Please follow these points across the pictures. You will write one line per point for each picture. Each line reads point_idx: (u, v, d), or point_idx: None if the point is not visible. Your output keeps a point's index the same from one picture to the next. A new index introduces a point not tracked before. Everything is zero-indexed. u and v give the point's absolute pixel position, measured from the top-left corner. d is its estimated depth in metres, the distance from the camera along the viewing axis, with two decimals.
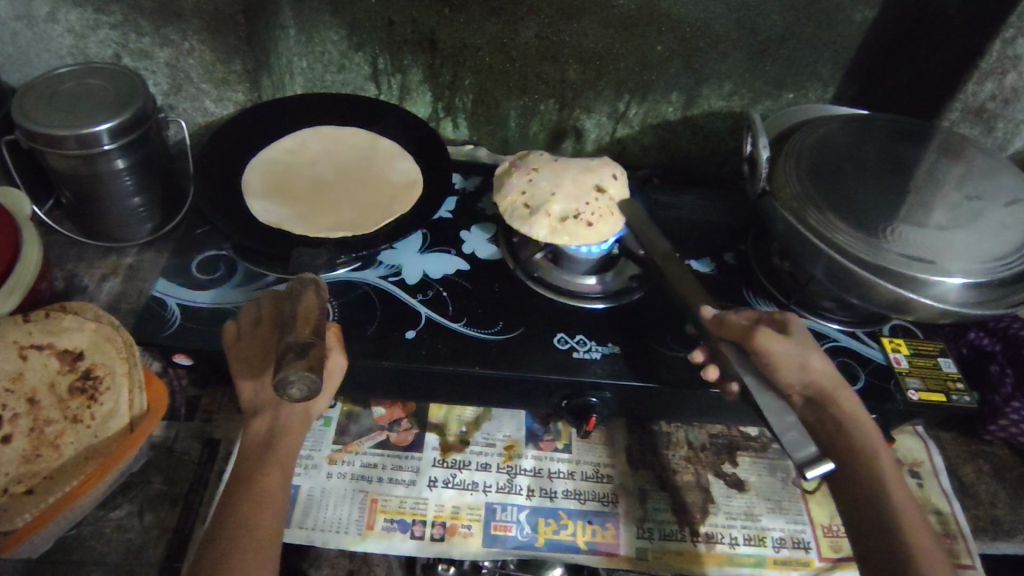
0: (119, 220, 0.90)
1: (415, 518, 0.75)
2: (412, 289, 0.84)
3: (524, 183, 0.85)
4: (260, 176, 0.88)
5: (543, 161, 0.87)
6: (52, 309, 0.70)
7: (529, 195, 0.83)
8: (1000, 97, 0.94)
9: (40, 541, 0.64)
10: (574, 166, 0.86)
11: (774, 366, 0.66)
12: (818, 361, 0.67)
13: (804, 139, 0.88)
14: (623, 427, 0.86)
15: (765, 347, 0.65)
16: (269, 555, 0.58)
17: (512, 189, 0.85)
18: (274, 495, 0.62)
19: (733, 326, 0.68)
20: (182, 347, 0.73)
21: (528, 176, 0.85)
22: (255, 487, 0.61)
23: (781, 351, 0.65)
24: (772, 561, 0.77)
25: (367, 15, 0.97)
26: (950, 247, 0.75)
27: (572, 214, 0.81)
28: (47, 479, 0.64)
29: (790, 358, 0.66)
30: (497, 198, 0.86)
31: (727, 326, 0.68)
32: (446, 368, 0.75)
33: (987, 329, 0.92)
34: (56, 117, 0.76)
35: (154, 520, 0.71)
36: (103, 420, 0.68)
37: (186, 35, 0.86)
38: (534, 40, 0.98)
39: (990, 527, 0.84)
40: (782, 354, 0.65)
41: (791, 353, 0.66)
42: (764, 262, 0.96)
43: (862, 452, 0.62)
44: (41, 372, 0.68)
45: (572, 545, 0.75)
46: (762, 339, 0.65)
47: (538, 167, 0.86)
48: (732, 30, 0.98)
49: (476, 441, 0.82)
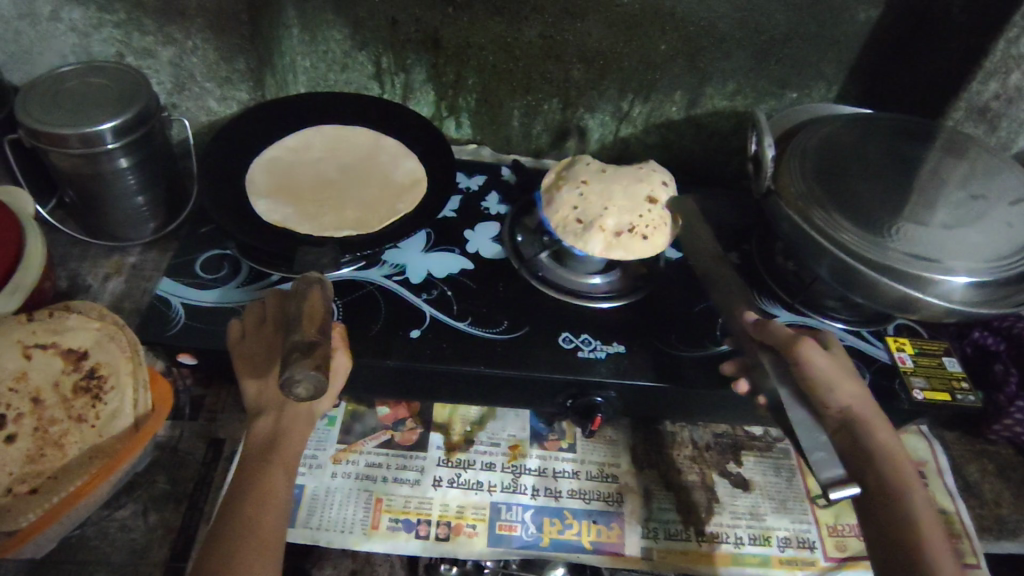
0: (123, 219, 0.89)
1: (420, 518, 0.75)
2: (416, 288, 0.84)
3: (575, 197, 0.81)
4: (265, 176, 0.88)
5: (590, 173, 0.84)
6: (56, 308, 0.70)
7: (582, 210, 0.80)
8: (1004, 97, 0.93)
9: (45, 541, 0.64)
10: (625, 177, 0.83)
11: (812, 381, 0.65)
12: (853, 384, 0.67)
13: (809, 138, 0.88)
14: (628, 427, 0.85)
15: (807, 357, 0.65)
16: (273, 557, 0.58)
17: (563, 204, 0.82)
18: (278, 496, 0.62)
19: (777, 334, 0.68)
20: (186, 347, 0.72)
21: (579, 189, 0.82)
22: (261, 487, 0.61)
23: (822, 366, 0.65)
24: (777, 561, 0.77)
25: (370, 14, 0.97)
26: (955, 246, 0.75)
27: (627, 228, 0.79)
28: (52, 478, 0.64)
29: (828, 372, 0.65)
30: (546, 213, 0.83)
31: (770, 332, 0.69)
32: (451, 367, 0.75)
33: (991, 328, 0.92)
34: (59, 116, 0.76)
35: (158, 520, 0.70)
36: (108, 419, 0.67)
37: (189, 34, 0.86)
38: (537, 39, 0.98)
39: (995, 526, 0.84)
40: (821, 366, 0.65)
41: (831, 369, 0.65)
42: (769, 262, 0.96)
43: (894, 482, 0.62)
44: (45, 371, 0.67)
45: (577, 544, 0.75)
46: (805, 347, 0.65)
47: (586, 179, 0.83)
48: (735, 29, 0.97)
49: (480, 441, 0.82)
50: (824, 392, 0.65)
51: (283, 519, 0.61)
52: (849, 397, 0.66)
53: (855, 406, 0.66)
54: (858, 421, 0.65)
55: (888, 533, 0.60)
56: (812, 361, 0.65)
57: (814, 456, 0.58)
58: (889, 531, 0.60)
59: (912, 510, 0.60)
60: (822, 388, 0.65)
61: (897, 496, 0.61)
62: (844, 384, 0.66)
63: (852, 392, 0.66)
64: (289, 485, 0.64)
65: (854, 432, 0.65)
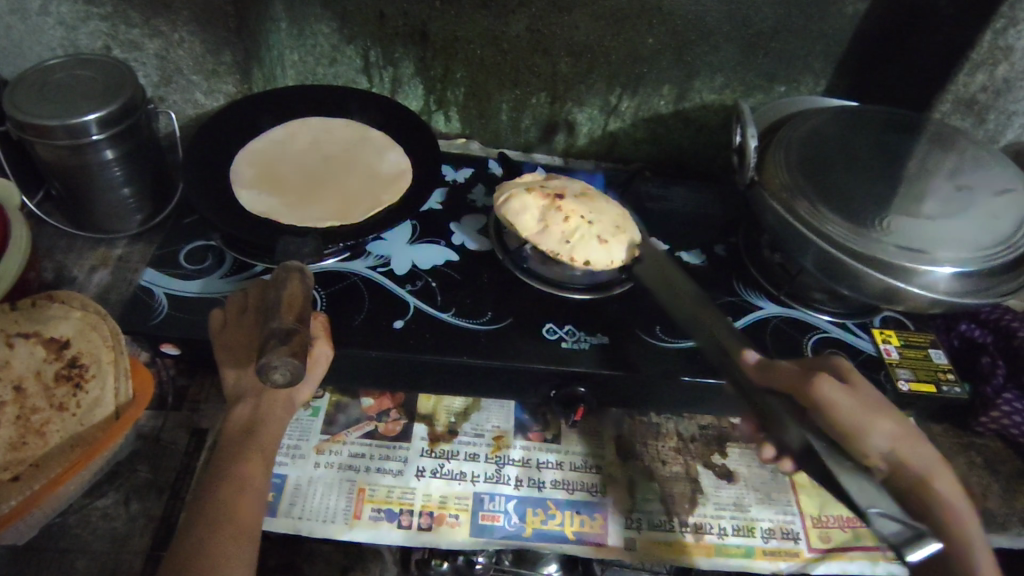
0: (108, 212, 0.90)
1: (402, 508, 0.75)
2: (400, 279, 0.84)
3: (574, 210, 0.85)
4: (249, 167, 0.88)
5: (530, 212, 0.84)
6: (40, 298, 0.71)
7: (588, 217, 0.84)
8: (991, 88, 0.93)
9: (25, 527, 0.64)
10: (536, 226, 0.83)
11: (840, 423, 0.65)
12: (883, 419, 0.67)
13: (794, 130, 0.88)
14: (612, 419, 0.86)
15: (828, 400, 0.65)
16: (247, 544, 0.58)
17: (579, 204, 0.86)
18: (252, 481, 0.62)
19: (784, 376, 0.67)
20: (169, 337, 0.73)
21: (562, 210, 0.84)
22: (236, 476, 0.61)
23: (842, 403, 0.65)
24: (761, 552, 0.77)
25: (358, 9, 0.97)
26: (941, 237, 0.74)
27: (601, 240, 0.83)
28: (33, 466, 0.64)
29: (857, 412, 0.66)
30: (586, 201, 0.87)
31: (777, 374, 0.68)
32: (433, 357, 0.74)
33: (978, 320, 0.92)
34: (44, 108, 0.76)
35: (140, 509, 0.71)
36: (88, 408, 0.67)
37: (176, 27, 0.87)
38: (524, 33, 0.99)
39: (983, 519, 0.83)
40: (841, 405, 0.65)
41: (856, 410, 0.66)
42: (755, 254, 0.95)
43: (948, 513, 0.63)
44: (28, 359, 0.68)
45: (560, 534, 0.75)
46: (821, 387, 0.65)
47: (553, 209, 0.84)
48: (723, 23, 0.97)
49: (464, 431, 0.82)
50: (856, 435, 0.64)
51: (259, 506, 0.61)
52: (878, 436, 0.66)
53: (897, 448, 0.66)
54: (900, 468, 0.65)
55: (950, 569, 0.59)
56: (833, 399, 0.66)
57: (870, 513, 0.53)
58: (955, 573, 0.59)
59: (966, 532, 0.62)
60: (853, 426, 0.65)
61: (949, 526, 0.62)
62: (877, 424, 0.66)
63: (880, 428, 0.66)
64: (265, 471, 0.64)
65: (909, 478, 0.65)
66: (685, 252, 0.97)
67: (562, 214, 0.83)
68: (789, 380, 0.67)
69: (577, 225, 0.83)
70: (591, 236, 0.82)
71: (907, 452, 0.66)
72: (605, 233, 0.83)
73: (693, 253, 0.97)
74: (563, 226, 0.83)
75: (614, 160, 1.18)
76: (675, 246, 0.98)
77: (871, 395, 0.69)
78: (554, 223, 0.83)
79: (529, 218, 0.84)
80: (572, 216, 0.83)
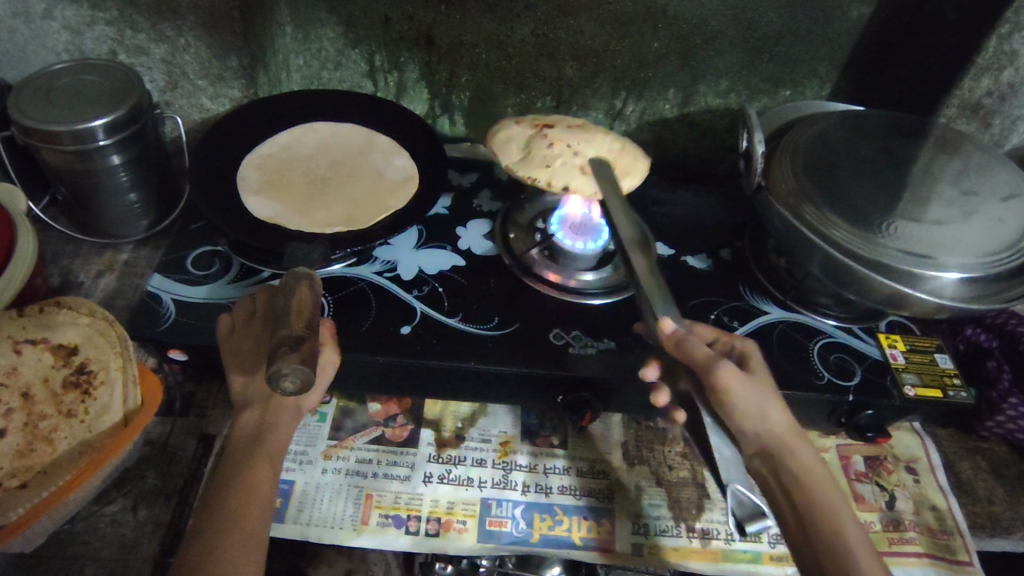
0: (115, 217, 0.90)
1: (410, 514, 0.75)
2: (407, 284, 0.84)
3: (559, 143, 0.85)
4: (255, 171, 0.88)
5: (512, 146, 0.87)
6: (46, 304, 0.70)
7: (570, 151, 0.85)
8: (996, 93, 0.94)
9: (34, 535, 0.64)
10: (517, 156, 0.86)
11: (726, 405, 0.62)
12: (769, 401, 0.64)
13: (800, 134, 0.88)
14: (619, 423, 0.85)
15: (725, 385, 0.61)
16: (256, 536, 0.59)
17: (562, 139, 0.86)
18: (261, 477, 0.62)
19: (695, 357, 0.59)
20: (176, 343, 0.73)
21: (544, 142, 0.86)
22: (245, 476, 0.62)
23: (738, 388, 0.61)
24: (769, 557, 0.77)
25: (364, 13, 0.97)
26: (948, 242, 0.74)
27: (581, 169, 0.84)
28: (41, 474, 0.64)
29: (751, 399, 0.62)
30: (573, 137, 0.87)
31: (688, 352, 0.61)
32: (440, 363, 0.74)
33: (984, 325, 0.92)
34: (50, 113, 0.76)
35: (147, 515, 0.71)
36: (97, 415, 0.67)
37: (181, 32, 0.87)
38: (530, 36, 0.99)
39: (988, 524, 0.83)
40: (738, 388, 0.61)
41: (745, 391, 0.62)
42: (762, 260, 0.96)
43: (825, 515, 0.60)
44: (35, 366, 0.68)
45: (567, 540, 0.75)
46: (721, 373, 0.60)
47: (539, 141, 0.86)
48: (727, 26, 0.97)
49: (471, 437, 0.82)
50: (741, 418, 0.63)
51: (267, 509, 0.62)
52: (751, 419, 0.63)
53: (774, 430, 0.64)
54: (779, 447, 0.63)
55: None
56: (730, 383, 0.61)
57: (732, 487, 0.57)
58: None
59: (838, 523, 0.60)
60: (737, 409, 0.62)
61: (820, 517, 0.61)
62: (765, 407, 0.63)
63: (761, 412, 0.63)
64: (276, 467, 0.64)
65: (781, 457, 0.63)
66: (691, 256, 0.97)
67: (546, 142, 0.85)
68: (697, 362, 0.61)
69: (562, 153, 0.85)
70: (572, 166, 0.84)
71: (784, 433, 0.64)
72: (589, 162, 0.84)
73: (699, 256, 0.97)
74: (545, 154, 0.85)
75: None
76: (680, 249, 0.98)
77: (768, 380, 0.67)
78: (537, 150, 0.85)
79: (512, 148, 0.87)
80: (557, 145, 0.85)
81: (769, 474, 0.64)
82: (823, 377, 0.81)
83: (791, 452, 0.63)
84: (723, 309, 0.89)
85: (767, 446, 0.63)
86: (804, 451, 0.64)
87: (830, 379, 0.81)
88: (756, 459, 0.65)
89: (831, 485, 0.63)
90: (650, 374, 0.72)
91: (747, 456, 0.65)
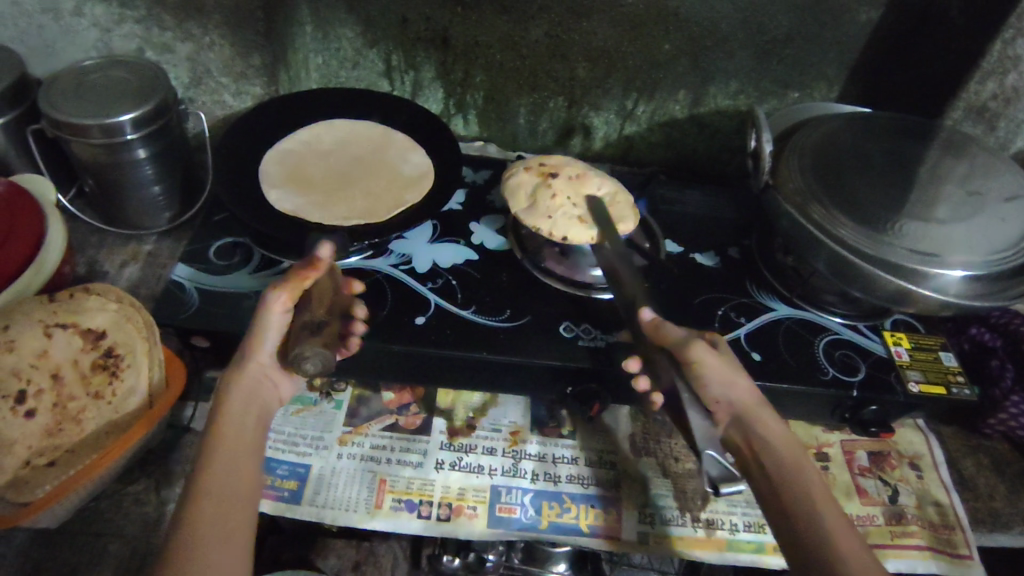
0: (139, 209, 0.92)
1: (422, 499, 0.77)
2: (422, 277, 0.86)
3: (561, 196, 0.87)
4: (276, 167, 0.91)
5: (517, 193, 0.88)
6: (76, 290, 0.73)
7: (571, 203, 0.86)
8: (1002, 96, 0.97)
9: (60, 512, 0.67)
10: (521, 204, 0.87)
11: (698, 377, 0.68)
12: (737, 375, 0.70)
13: (808, 135, 0.90)
14: (627, 415, 0.87)
15: (696, 358, 0.68)
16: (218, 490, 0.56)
17: (563, 191, 0.88)
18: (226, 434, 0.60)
19: (671, 333, 0.69)
20: (199, 329, 0.75)
21: (546, 195, 0.87)
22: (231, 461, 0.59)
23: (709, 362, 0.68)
24: (772, 548, 0.78)
25: (382, 14, 1.00)
26: (951, 241, 0.76)
27: (579, 220, 0.84)
28: (69, 452, 0.67)
29: (716, 371, 0.68)
30: (574, 192, 0.88)
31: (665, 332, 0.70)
32: (453, 352, 0.77)
33: (988, 324, 0.94)
34: (81, 107, 0.79)
35: (170, 495, 0.73)
36: (124, 396, 0.71)
37: (207, 30, 0.90)
38: (543, 38, 1.01)
39: (988, 519, 0.84)
40: (710, 363, 0.68)
41: (714, 361, 0.69)
42: (768, 258, 0.97)
43: (787, 465, 0.64)
44: (65, 349, 0.70)
45: (574, 527, 0.77)
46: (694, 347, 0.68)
47: (541, 193, 0.87)
48: (738, 29, 0.99)
49: (482, 426, 0.84)
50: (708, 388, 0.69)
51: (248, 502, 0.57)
52: (720, 390, 0.69)
53: (742, 398, 0.69)
54: (746, 414, 0.68)
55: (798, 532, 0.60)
56: (702, 358, 0.68)
57: (705, 452, 0.57)
58: (811, 538, 0.58)
59: (802, 477, 0.63)
60: (709, 383, 0.69)
61: (784, 476, 0.63)
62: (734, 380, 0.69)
63: (730, 383, 0.69)
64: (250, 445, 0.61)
65: (745, 423, 0.67)
66: (700, 253, 0.99)
67: (550, 193, 0.87)
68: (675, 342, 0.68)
69: (562, 204, 0.86)
70: (572, 218, 0.84)
71: (750, 402, 0.69)
72: (587, 215, 0.85)
73: (707, 254, 0.99)
74: (549, 205, 0.86)
75: (628, 164, 1.20)
76: (688, 247, 1.00)
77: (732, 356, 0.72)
78: (542, 200, 0.86)
79: (522, 195, 0.88)
80: (560, 196, 0.87)
81: (739, 441, 0.68)
82: (828, 372, 0.83)
83: (755, 418, 0.67)
84: (730, 306, 0.91)
85: (738, 413, 0.68)
86: (770, 417, 0.68)
87: (834, 374, 0.83)
88: (727, 428, 0.69)
89: (792, 442, 0.66)
90: (633, 366, 0.72)
91: (719, 425, 0.69)
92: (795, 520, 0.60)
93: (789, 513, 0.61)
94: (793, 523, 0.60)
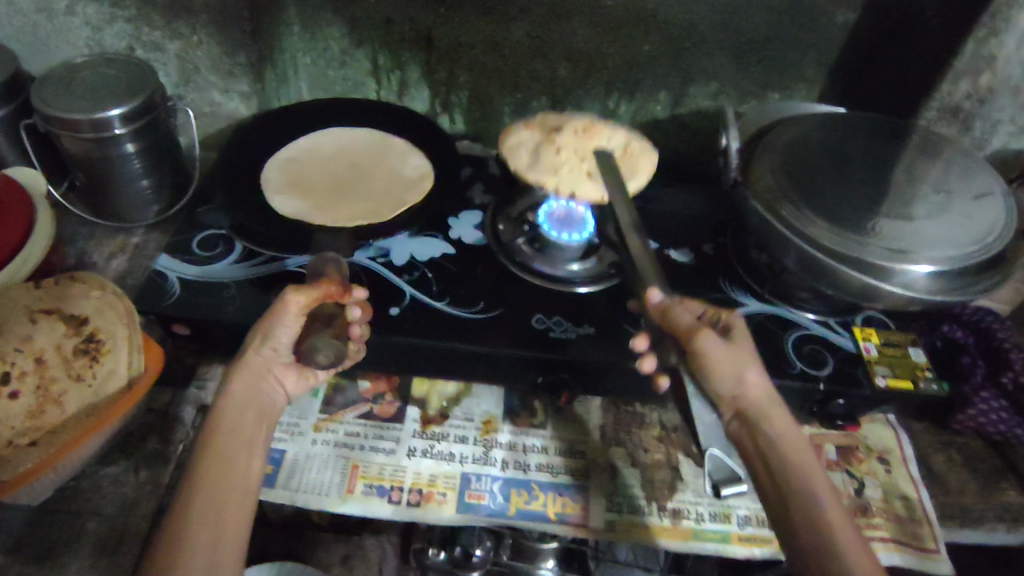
0: (128, 202, 0.95)
1: (393, 484, 0.79)
2: (398, 270, 0.88)
3: (568, 151, 0.92)
4: (278, 175, 0.93)
5: (524, 149, 0.94)
6: (62, 278, 0.76)
7: (578, 157, 0.92)
8: (976, 96, 0.98)
9: (40, 489, 0.69)
10: (528, 160, 0.93)
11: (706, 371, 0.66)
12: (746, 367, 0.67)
13: (779, 135, 0.92)
14: (599, 406, 0.89)
15: (703, 352, 0.65)
16: (216, 487, 0.58)
17: (569, 145, 0.93)
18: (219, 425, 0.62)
19: (677, 322, 0.65)
20: (178, 317, 0.78)
21: (552, 150, 0.93)
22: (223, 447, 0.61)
23: (717, 354, 0.65)
24: (737, 537, 0.79)
25: (368, 15, 1.02)
26: (918, 238, 0.77)
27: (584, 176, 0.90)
28: (50, 432, 0.69)
29: (726, 365, 0.66)
30: (582, 145, 0.94)
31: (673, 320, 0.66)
32: (425, 342, 0.79)
33: (960, 322, 0.95)
34: (70, 102, 0.82)
35: (148, 476, 0.75)
36: (104, 379, 0.72)
37: (195, 30, 0.93)
38: (525, 39, 1.03)
39: (957, 514, 0.85)
40: (717, 356, 0.65)
41: (723, 354, 0.66)
42: (743, 256, 0.98)
43: (793, 465, 0.63)
44: (49, 335, 0.73)
45: (542, 515, 0.79)
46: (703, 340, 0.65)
47: (548, 148, 0.93)
48: (716, 30, 1.01)
49: (455, 415, 0.86)
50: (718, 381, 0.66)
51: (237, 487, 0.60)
52: (728, 383, 0.66)
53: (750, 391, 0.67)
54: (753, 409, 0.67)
55: (800, 535, 0.60)
56: (710, 351, 0.65)
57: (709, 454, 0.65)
58: (810, 539, 0.59)
59: (806, 476, 0.63)
60: (717, 377, 0.66)
61: (788, 475, 0.63)
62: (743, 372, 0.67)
63: (738, 377, 0.67)
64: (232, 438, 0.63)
65: (750, 419, 0.66)
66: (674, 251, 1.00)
67: (554, 148, 0.93)
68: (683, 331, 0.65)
69: (567, 159, 0.92)
70: (578, 173, 0.90)
71: (757, 395, 0.67)
72: (592, 168, 0.91)
73: (682, 251, 1.00)
74: (554, 159, 0.92)
75: None
76: (664, 244, 1.01)
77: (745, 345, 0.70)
78: (548, 155, 0.92)
79: (524, 151, 0.94)
80: (566, 150, 0.93)
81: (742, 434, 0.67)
82: (796, 366, 0.84)
83: (762, 414, 0.66)
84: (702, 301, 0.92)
85: (744, 408, 0.67)
86: (778, 413, 0.67)
87: (802, 368, 0.84)
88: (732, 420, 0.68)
89: (799, 438, 0.66)
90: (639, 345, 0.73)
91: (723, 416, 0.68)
92: (794, 520, 0.61)
93: (789, 513, 0.62)
94: (792, 522, 0.61)
